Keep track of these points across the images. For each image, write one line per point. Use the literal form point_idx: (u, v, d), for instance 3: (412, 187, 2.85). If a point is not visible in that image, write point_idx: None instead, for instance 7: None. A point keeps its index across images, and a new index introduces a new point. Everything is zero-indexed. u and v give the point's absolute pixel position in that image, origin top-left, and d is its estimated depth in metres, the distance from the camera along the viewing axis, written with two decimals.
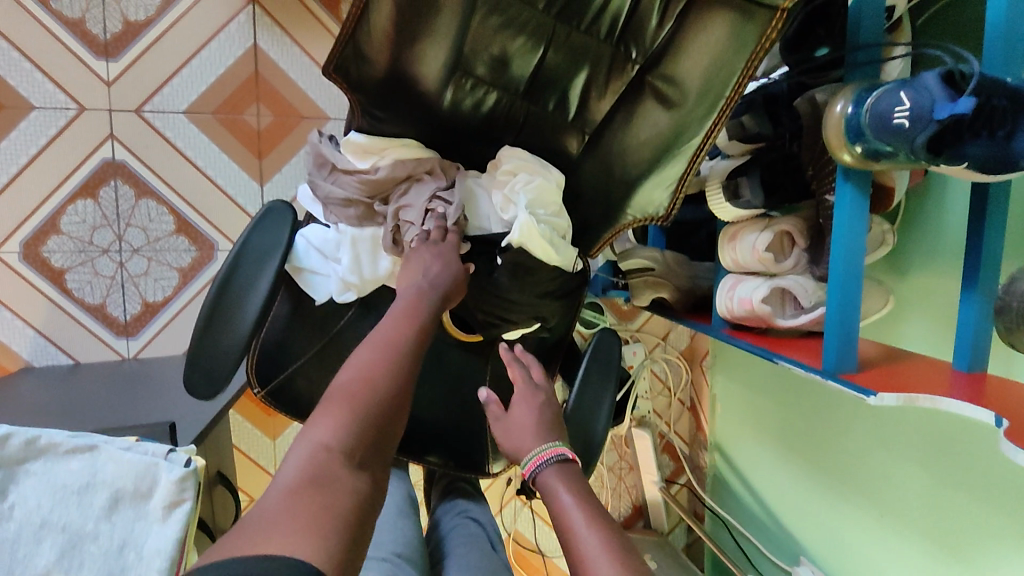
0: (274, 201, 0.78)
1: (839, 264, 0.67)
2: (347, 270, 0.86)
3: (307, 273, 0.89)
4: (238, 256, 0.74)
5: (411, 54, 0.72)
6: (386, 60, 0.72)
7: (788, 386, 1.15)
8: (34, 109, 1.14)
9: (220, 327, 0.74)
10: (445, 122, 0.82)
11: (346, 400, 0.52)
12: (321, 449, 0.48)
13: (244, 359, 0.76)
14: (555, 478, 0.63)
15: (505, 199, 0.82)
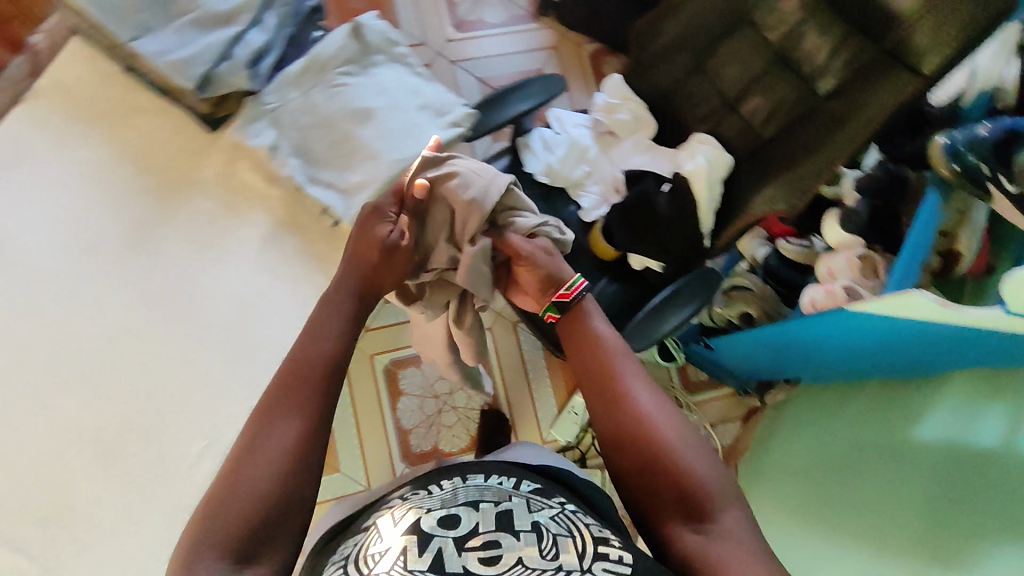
0: (558, 76, 1.17)
1: (912, 240, 0.97)
2: (557, 158, 1.26)
3: (528, 149, 1.27)
4: (524, 83, 1.13)
5: (682, 43, 1.20)
6: (665, 42, 1.22)
7: (818, 457, 1.25)
8: (399, 30, 1.73)
9: (492, 107, 1.11)
10: (675, 100, 1.25)
11: (250, 450, 0.70)
12: (247, 500, 0.66)
13: (489, 134, 1.11)
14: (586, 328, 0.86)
15: (690, 153, 1.17)
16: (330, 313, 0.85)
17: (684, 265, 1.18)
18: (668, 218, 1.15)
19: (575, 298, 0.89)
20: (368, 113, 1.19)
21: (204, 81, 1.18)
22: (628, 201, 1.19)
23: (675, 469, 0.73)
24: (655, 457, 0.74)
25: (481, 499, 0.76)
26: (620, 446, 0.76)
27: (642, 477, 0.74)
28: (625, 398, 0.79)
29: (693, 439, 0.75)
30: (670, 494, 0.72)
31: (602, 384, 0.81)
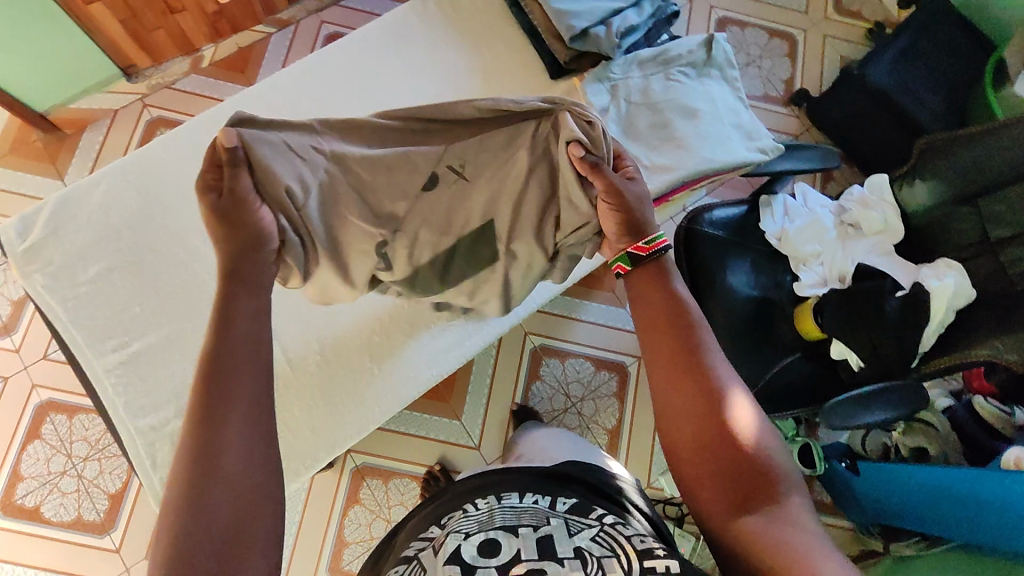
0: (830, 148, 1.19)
1: None
2: (795, 228, 1.28)
3: (769, 209, 1.31)
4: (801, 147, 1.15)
5: (963, 174, 1.15)
6: (947, 167, 1.17)
7: None
8: None
9: None
10: (937, 225, 1.22)
11: (233, 402, 0.65)
12: (197, 514, 0.60)
13: None
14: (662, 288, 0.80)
15: (935, 272, 1.16)
16: (256, 320, 0.71)
17: (885, 371, 1.17)
18: (889, 323, 1.15)
19: (653, 254, 0.82)
20: (697, 112, 0.95)
21: (595, 77, 0.97)
22: (852, 291, 1.21)
23: (741, 453, 0.72)
24: (723, 439, 0.73)
25: (519, 524, 0.79)
26: (690, 427, 0.75)
27: (712, 464, 0.73)
28: (697, 375, 0.76)
29: (754, 419, 0.75)
30: (733, 478, 0.72)
31: (671, 356, 0.77)
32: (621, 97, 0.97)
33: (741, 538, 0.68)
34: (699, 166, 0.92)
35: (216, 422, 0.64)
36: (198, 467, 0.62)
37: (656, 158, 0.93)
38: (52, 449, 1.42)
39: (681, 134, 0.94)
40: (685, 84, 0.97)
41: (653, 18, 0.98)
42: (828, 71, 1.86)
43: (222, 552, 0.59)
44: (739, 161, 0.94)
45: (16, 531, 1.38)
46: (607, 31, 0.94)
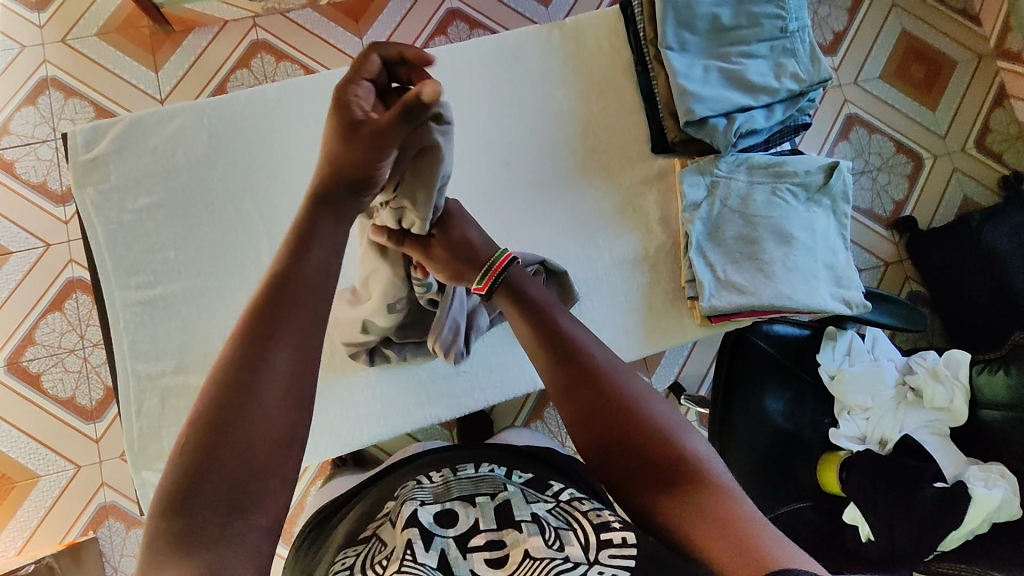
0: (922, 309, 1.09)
1: None
2: (854, 371, 1.19)
3: (831, 342, 1.22)
4: (893, 298, 1.06)
5: None
6: None
7: None
8: None
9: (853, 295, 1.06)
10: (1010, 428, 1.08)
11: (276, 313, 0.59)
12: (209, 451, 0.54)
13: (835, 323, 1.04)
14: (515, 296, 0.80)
15: (983, 477, 1.07)
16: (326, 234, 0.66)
17: (891, 558, 1.08)
18: (912, 509, 1.07)
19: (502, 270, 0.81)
20: (791, 241, 0.88)
21: (696, 168, 0.90)
22: (886, 465, 1.13)
23: (648, 437, 0.68)
24: (625, 431, 0.69)
25: (478, 494, 0.83)
26: (597, 428, 0.70)
27: (624, 457, 0.68)
28: (583, 375, 0.73)
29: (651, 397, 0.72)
30: (653, 469, 0.67)
31: (561, 361, 0.74)
32: (718, 198, 0.89)
33: (681, 528, 0.63)
34: (772, 300, 0.85)
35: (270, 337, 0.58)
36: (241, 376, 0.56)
37: (731, 275, 0.87)
38: (68, 325, 1.45)
39: (767, 259, 0.87)
40: (789, 206, 0.89)
41: (780, 124, 0.91)
42: (945, 207, 1.71)
43: (248, 474, 0.54)
44: (817, 309, 0.86)
45: (14, 391, 1.42)
46: (727, 125, 0.86)
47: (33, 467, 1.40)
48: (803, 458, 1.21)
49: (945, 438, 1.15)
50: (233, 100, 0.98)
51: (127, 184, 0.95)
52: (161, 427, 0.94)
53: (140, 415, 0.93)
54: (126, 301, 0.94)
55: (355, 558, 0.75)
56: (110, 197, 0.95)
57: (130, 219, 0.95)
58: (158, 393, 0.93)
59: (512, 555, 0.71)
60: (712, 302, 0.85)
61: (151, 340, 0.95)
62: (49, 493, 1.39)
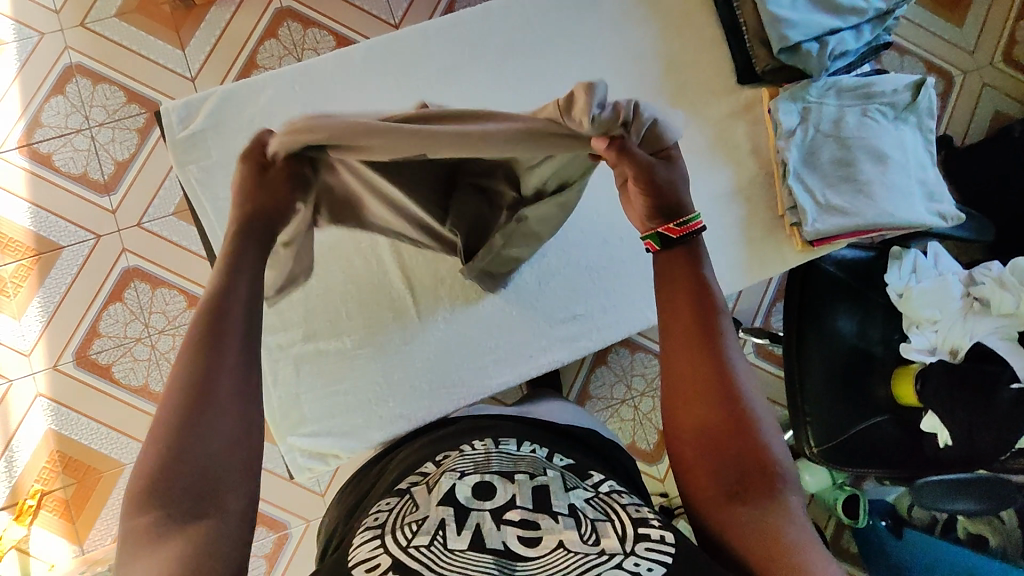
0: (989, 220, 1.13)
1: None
2: (922, 287, 1.23)
3: (897, 261, 1.26)
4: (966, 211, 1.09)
5: None
6: None
7: None
8: None
9: None
10: None
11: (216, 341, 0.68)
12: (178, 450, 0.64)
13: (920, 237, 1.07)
14: (689, 258, 0.77)
15: None
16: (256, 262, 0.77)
17: (973, 457, 1.14)
18: (990, 411, 1.12)
19: (681, 238, 0.76)
20: (886, 160, 0.90)
21: (789, 95, 0.92)
22: (959, 372, 1.18)
23: (747, 441, 0.71)
24: (729, 427, 0.71)
25: (517, 471, 0.77)
26: (702, 406, 0.73)
27: (718, 443, 0.71)
28: (715, 363, 0.74)
29: (760, 406, 0.73)
30: (735, 468, 0.70)
31: (689, 328, 0.75)
32: (812, 123, 0.91)
33: (729, 525, 0.68)
34: (876, 218, 0.87)
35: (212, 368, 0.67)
36: (196, 396, 0.66)
37: (831, 198, 0.89)
38: (130, 315, 1.45)
39: (865, 179, 0.89)
40: (881, 126, 0.91)
41: (868, 45, 0.91)
42: (977, 122, 1.74)
43: (207, 488, 0.63)
44: (918, 224, 0.88)
45: (87, 385, 1.43)
46: (820, 49, 0.87)
47: (118, 456, 1.41)
48: (875, 372, 1.26)
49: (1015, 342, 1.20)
50: (322, 65, 1.00)
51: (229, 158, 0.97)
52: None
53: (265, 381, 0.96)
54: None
55: (388, 514, 0.71)
56: (216, 172, 0.97)
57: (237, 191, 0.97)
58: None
59: (545, 541, 0.66)
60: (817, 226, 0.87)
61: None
62: None
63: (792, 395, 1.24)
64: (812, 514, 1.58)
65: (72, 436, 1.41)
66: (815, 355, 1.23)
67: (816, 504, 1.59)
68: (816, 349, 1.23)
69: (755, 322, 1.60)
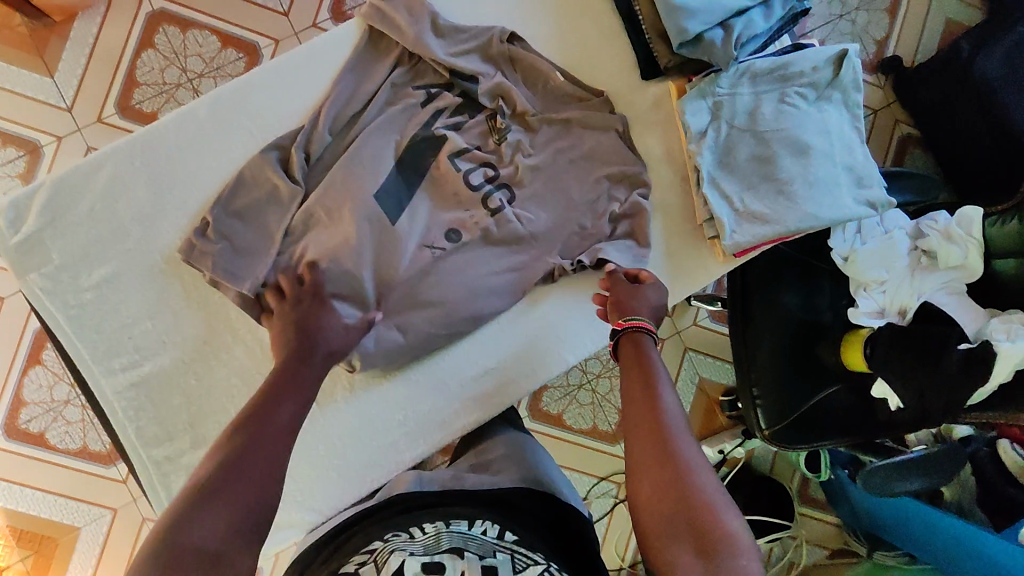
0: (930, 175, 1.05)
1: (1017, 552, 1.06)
2: (866, 249, 1.18)
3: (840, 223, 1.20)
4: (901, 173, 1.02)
5: None
6: None
7: None
8: None
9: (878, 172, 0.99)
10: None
11: (263, 421, 0.72)
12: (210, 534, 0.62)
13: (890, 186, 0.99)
14: (641, 347, 0.82)
15: (1006, 329, 1.09)
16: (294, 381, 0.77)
17: (923, 419, 1.12)
18: (937, 375, 1.09)
19: (626, 330, 0.84)
20: (807, 151, 0.81)
21: (697, 91, 0.81)
22: (907, 335, 1.14)
23: (693, 511, 0.67)
24: (675, 497, 0.69)
25: (466, 550, 0.73)
26: (651, 473, 0.72)
27: (671, 508, 0.68)
28: (661, 437, 0.74)
29: (708, 478, 0.71)
30: (684, 542, 0.66)
31: (642, 411, 0.77)
32: (724, 119, 0.81)
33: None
34: (799, 221, 0.79)
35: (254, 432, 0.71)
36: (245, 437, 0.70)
37: (751, 203, 0.81)
38: (54, 376, 1.38)
39: (785, 177, 0.80)
40: (802, 111, 0.82)
41: (780, 21, 0.81)
42: (929, 36, 1.63)
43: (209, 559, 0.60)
44: (845, 219, 0.81)
45: (22, 455, 1.36)
46: (725, 37, 0.77)
47: (71, 520, 1.37)
48: (824, 341, 1.22)
49: (964, 295, 1.16)
50: (164, 133, 0.86)
51: (72, 260, 0.82)
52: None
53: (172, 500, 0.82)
54: (116, 389, 0.81)
55: None
56: (59, 277, 0.82)
57: (91, 297, 0.82)
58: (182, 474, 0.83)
59: None
60: (736, 237, 0.80)
61: (157, 420, 0.82)
62: (94, 541, 1.38)
63: (744, 378, 1.22)
64: (779, 470, 1.60)
65: (17, 507, 1.36)
66: (764, 337, 1.20)
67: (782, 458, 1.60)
68: (765, 330, 1.20)
69: (707, 287, 1.55)
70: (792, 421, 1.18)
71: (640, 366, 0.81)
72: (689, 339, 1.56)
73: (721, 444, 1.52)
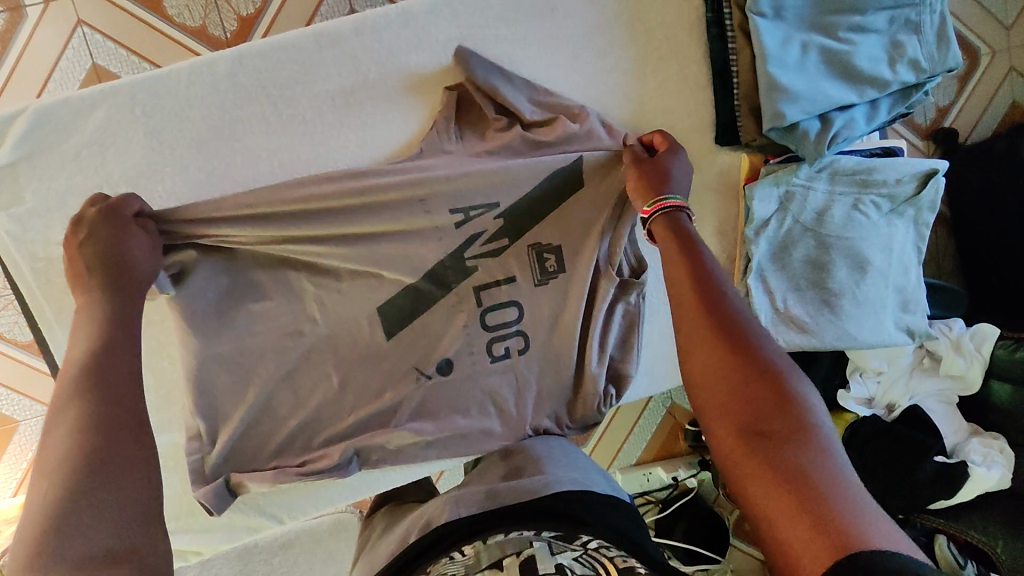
0: None
1: None
2: None
3: None
4: None
5: None
6: None
7: None
8: None
9: None
10: (1008, 402, 1.11)
11: (116, 382, 0.52)
12: (98, 499, 0.45)
13: None
14: (676, 220, 0.66)
15: (983, 453, 1.09)
16: (120, 325, 0.56)
17: (879, 510, 1.15)
18: (904, 476, 1.10)
19: (660, 211, 0.67)
20: (865, 266, 0.76)
21: (773, 177, 0.73)
22: (887, 430, 1.14)
23: (763, 373, 0.54)
24: (743, 360, 0.55)
25: (505, 556, 0.64)
26: (702, 356, 0.57)
27: (734, 383, 0.54)
28: (711, 288, 0.59)
29: (775, 344, 0.58)
30: (749, 404, 0.52)
31: (683, 271, 0.62)
32: (791, 213, 0.74)
33: (759, 490, 0.48)
34: (836, 340, 0.76)
35: (97, 382, 0.51)
36: (103, 381, 0.51)
37: (792, 306, 0.76)
38: None
39: (836, 289, 0.75)
40: (871, 223, 0.76)
41: (882, 123, 0.73)
42: (990, 114, 1.56)
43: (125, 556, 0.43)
44: (879, 344, 0.78)
45: None
46: (821, 132, 0.68)
47: (9, 413, 1.31)
48: None
49: (952, 405, 1.16)
50: (171, 85, 0.66)
51: (46, 208, 0.65)
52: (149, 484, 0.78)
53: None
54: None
55: None
56: (29, 224, 0.65)
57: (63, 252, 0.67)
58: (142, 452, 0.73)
59: None
60: (768, 341, 0.76)
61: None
62: (32, 437, 1.33)
63: None
64: None
65: None
66: None
67: None
68: None
69: None
70: None
71: (682, 235, 0.64)
72: None
73: (676, 471, 1.55)
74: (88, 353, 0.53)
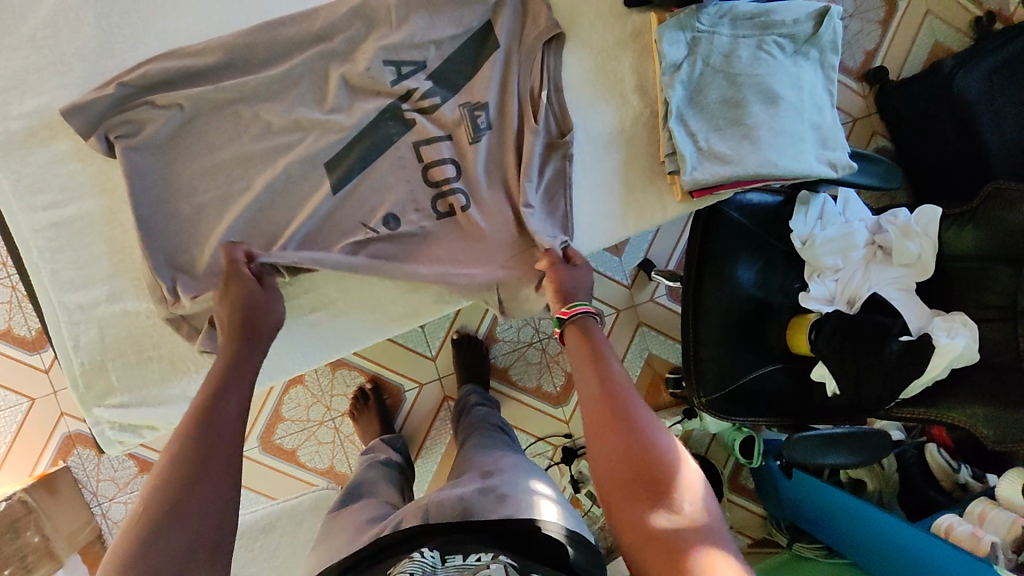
0: (896, 166, 1.03)
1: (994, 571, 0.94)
2: (827, 235, 1.18)
3: (804, 206, 1.21)
4: (864, 156, 1.01)
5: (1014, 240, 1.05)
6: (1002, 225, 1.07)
7: None
8: None
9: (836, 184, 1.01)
10: (962, 276, 1.14)
11: (216, 429, 0.67)
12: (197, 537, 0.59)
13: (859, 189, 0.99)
14: (592, 337, 0.80)
15: (947, 327, 1.10)
16: (237, 378, 0.74)
17: (858, 405, 1.14)
18: (875, 365, 1.11)
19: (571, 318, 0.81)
20: (777, 101, 0.81)
21: (677, 23, 0.80)
22: (854, 320, 1.15)
23: (645, 465, 0.66)
24: (630, 452, 0.67)
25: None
26: (608, 453, 0.68)
27: (629, 473, 0.65)
28: (619, 408, 0.71)
29: (657, 425, 0.70)
30: (640, 488, 0.64)
31: (597, 388, 0.74)
32: (700, 56, 0.81)
33: (653, 558, 0.58)
34: (761, 168, 0.79)
35: (202, 442, 0.66)
36: (195, 420, 0.67)
37: (715, 143, 0.80)
38: None
39: (752, 122, 0.80)
40: (777, 62, 0.82)
41: None
42: (916, 54, 1.65)
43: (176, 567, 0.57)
44: (805, 175, 0.81)
45: None
46: None
47: None
48: (775, 319, 1.23)
49: (913, 292, 1.17)
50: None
51: (5, 85, 0.82)
52: (106, 360, 0.85)
53: (78, 350, 0.84)
54: (35, 226, 0.83)
55: None
56: None
57: (19, 126, 0.82)
58: (96, 325, 0.85)
59: None
60: (698, 174, 0.79)
61: (78, 267, 0.84)
62: (7, 429, 1.31)
63: (687, 347, 1.22)
64: (713, 455, 1.63)
65: None
66: (713, 304, 1.20)
67: (717, 444, 1.62)
68: (714, 295, 1.19)
69: (670, 265, 1.55)
70: (730, 395, 1.19)
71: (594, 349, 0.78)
72: (644, 314, 1.55)
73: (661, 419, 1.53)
74: (217, 395, 0.71)
